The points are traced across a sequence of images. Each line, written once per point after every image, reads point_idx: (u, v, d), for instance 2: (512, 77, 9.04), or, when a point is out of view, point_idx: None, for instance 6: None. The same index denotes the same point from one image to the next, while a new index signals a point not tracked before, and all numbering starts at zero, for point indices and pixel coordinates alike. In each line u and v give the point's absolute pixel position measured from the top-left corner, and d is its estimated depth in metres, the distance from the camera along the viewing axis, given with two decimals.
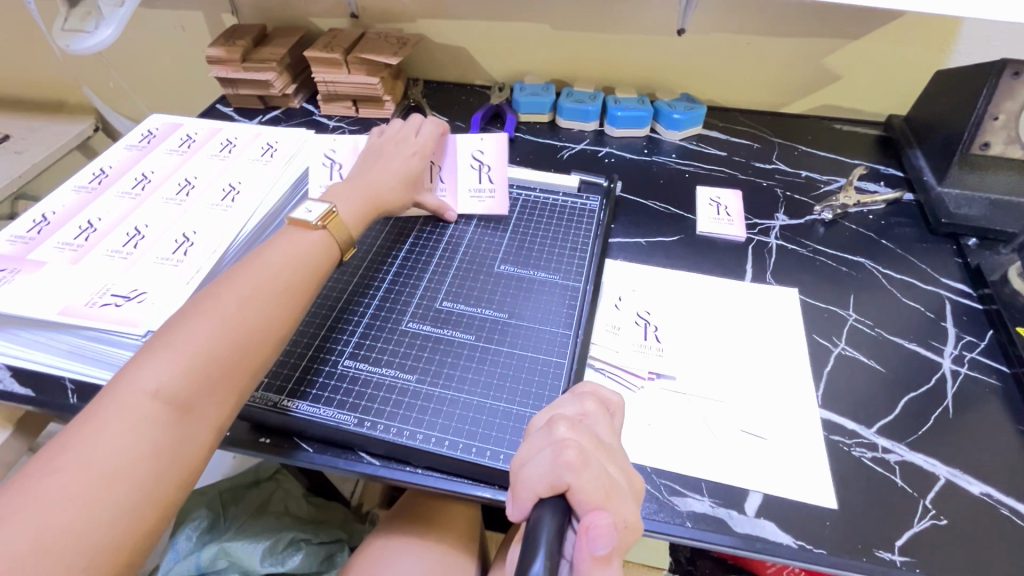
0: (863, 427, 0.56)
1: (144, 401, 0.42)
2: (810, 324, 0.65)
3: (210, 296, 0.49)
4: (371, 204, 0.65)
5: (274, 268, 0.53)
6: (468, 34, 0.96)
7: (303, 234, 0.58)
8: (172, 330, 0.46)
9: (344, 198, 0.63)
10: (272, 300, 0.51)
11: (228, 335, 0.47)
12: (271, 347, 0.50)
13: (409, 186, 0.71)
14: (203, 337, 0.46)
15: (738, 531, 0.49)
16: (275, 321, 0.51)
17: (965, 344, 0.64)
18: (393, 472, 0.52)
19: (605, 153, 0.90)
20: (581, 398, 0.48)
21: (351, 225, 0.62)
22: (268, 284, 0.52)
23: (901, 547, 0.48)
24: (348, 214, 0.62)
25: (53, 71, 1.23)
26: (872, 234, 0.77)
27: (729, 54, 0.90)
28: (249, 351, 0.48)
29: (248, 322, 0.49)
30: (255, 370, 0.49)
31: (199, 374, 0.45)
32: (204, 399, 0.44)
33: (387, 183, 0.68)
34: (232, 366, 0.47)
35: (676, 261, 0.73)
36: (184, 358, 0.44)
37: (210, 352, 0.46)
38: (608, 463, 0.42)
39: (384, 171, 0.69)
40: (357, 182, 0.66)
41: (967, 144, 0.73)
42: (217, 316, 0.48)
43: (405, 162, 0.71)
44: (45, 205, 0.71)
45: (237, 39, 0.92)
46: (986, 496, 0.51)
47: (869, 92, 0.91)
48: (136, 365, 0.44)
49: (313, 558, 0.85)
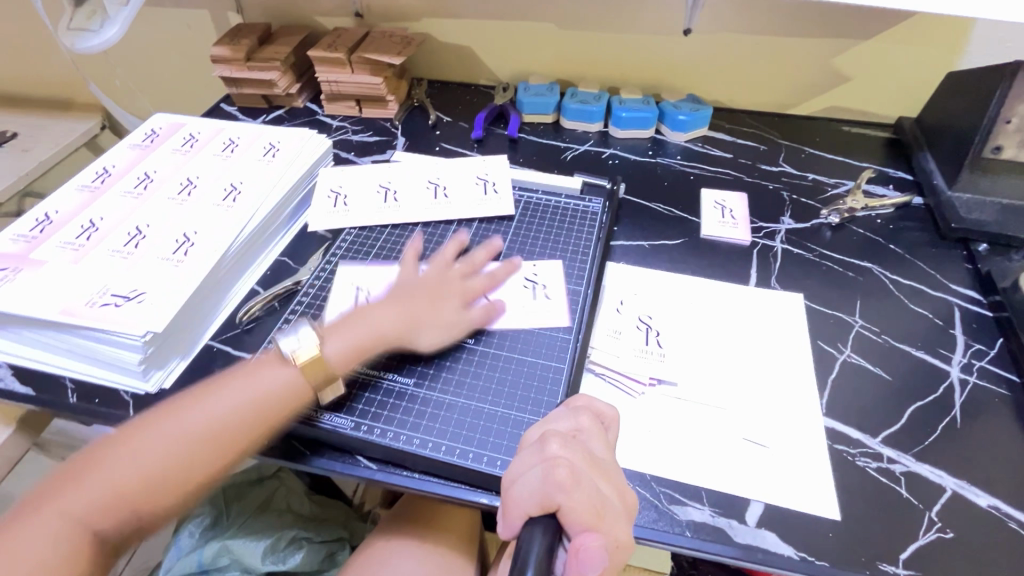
0: (868, 436, 0.55)
1: (58, 519, 0.44)
2: (816, 330, 0.64)
3: (165, 414, 0.50)
4: (369, 337, 0.57)
5: (230, 400, 0.51)
6: (472, 33, 0.96)
7: (273, 372, 0.53)
8: (116, 442, 0.48)
9: (343, 335, 0.56)
10: (218, 436, 0.50)
11: (159, 466, 0.47)
12: (201, 480, 0.49)
13: (433, 310, 0.60)
14: (134, 464, 0.47)
15: (738, 541, 0.48)
16: (216, 461, 0.50)
17: (974, 352, 0.62)
18: (390, 477, 0.52)
19: (609, 155, 0.89)
20: (575, 414, 0.48)
21: (330, 367, 0.54)
22: (216, 417, 0.50)
23: (905, 561, 0.47)
24: (337, 354, 0.55)
25: (62, 68, 1.24)
26: (880, 238, 0.75)
27: (736, 55, 0.89)
28: (170, 485, 0.48)
29: (180, 457, 0.48)
30: (178, 500, 0.48)
31: (114, 503, 0.46)
32: (111, 525, 0.45)
33: (400, 318, 0.58)
34: (144, 495, 0.47)
35: (679, 264, 0.72)
36: (108, 483, 0.46)
37: (136, 480, 0.47)
38: (601, 481, 0.41)
39: (406, 298, 0.60)
40: (371, 313, 0.59)
41: (979, 147, 0.72)
42: (155, 446, 0.48)
43: (434, 297, 0.61)
44: (48, 204, 0.72)
45: (241, 38, 0.92)
46: (993, 509, 0.50)
47: (879, 94, 0.89)
48: (70, 480, 0.46)
49: (313, 557, 0.86)
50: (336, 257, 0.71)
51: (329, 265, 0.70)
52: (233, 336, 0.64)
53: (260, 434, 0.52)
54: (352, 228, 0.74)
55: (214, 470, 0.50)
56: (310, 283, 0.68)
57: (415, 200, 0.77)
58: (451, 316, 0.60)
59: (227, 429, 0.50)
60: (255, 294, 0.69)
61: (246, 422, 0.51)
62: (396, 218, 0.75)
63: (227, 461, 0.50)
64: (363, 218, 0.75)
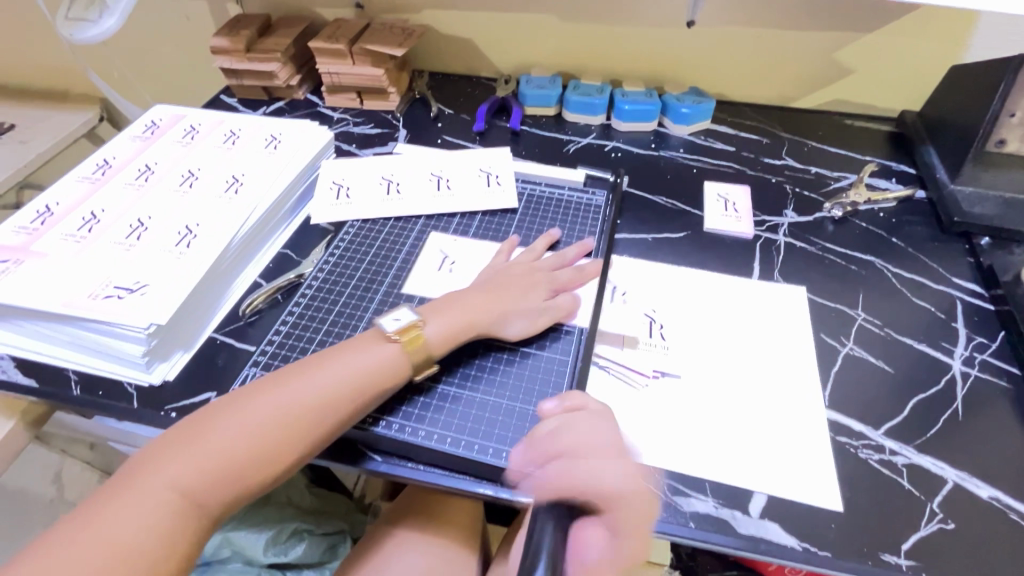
0: (870, 428, 0.56)
1: (163, 490, 0.42)
2: (819, 323, 0.65)
3: (268, 387, 0.49)
4: (466, 320, 0.57)
5: (334, 375, 0.50)
6: (474, 24, 0.95)
7: (376, 347, 0.53)
8: (218, 412, 0.47)
9: (443, 316, 0.57)
10: (321, 411, 0.49)
11: (262, 437, 0.46)
12: (302, 455, 0.48)
13: (523, 297, 0.60)
14: (239, 435, 0.46)
15: (741, 532, 0.48)
16: (317, 433, 0.48)
17: (976, 345, 0.63)
18: (394, 469, 0.52)
19: (611, 147, 0.89)
20: (581, 399, 0.49)
21: (432, 346, 0.55)
22: (321, 391, 0.49)
23: (907, 551, 0.47)
24: (438, 335, 0.56)
25: (59, 59, 1.23)
26: (882, 231, 0.75)
27: (739, 47, 0.89)
28: (275, 457, 0.46)
29: (285, 431, 0.47)
30: (279, 473, 0.47)
31: (222, 473, 0.44)
32: (219, 494, 0.44)
33: (495, 304, 0.59)
34: (251, 467, 0.45)
35: (682, 257, 0.72)
36: (212, 451, 0.45)
37: (243, 451, 0.45)
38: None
39: (498, 286, 0.61)
40: (467, 296, 0.60)
41: (982, 140, 0.72)
42: (257, 416, 0.47)
43: (528, 287, 0.61)
44: (49, 195, 0.71)
45: (241, 29, 0.91)
46: (994, 501, 0.51)
47: (882, 88, 0.89)
48: (171, 449, 0.45)
49: (314, 550, 0.88)
50: (339, 250, 0.71)
51: (332, 258, 0.70)
52: (236, 328, 0.64)
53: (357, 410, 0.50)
54: (355, 221, 0.74)
55: (315, 445, 0.48)
56: (313, 275, 0.68)
57: (418, 192, 0.77)
58: (537, 306, 0.60)
59: (329, 404, 0.49)
60: (258, 286, 0.69)
61: (349, 398, 0.50)
62: (398, 210, 0.75)
63: (329, 437, 0.49)
64: (365, 211, 0.75)
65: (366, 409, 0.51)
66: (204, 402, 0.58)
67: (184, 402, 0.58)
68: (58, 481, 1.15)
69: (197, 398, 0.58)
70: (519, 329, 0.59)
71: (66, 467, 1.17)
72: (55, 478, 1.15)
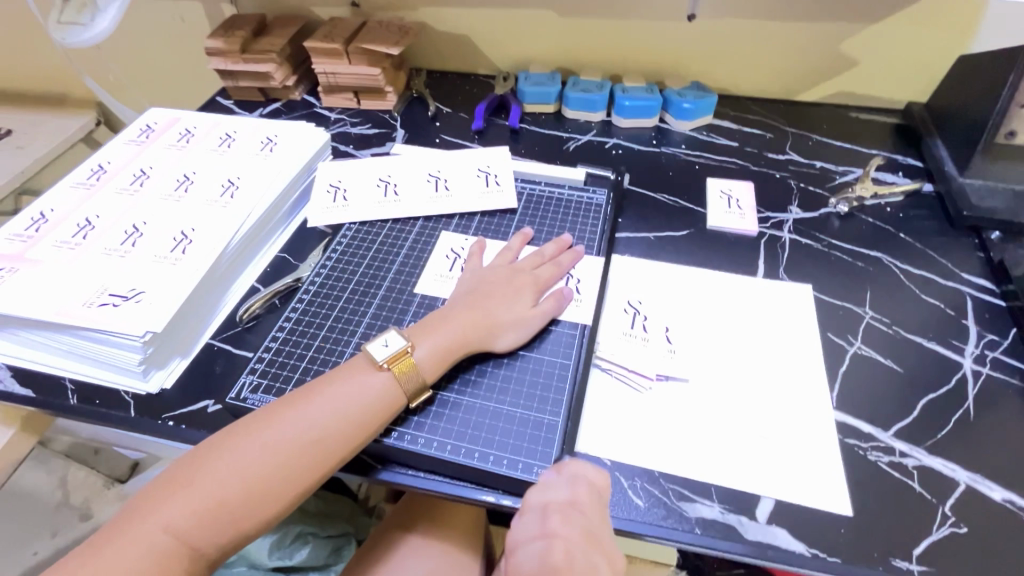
0: (880, 430, 0.54)
1: (159, 536, 0.42)
2: (825, 322, 0.63)
3: (259, 424, 0.48)
4: (456, 341, 0.55)
5: (326, 409, 0.49)
6: (471, 21, 0.94)
7: (368, 376, 0.52)
8: (216, 452, 0.46)
9: (432, 337, 0.55)
10: (316, 451, 0.47)
11: (259, 481, 0.45)
12: (297, 496, 0.47)
13: (509, 305, 0.59)
14: (228, 480, 0.44)
15: (748, 538, 0.47)
16: (314, 474, 0.47)
17: (987, 343, 0.61)
18: (396, 476, 0.52)
19: (612, 144, 0.87)
20: (572, 483, 0.46)
21: (425, 370, 0.53)
22: (313, 428, 0.48)
23: (919, 556, 0.46)
24: (428, 358, 0.54)
25: (53, 62, 1.22)
26: (890, 227, 0.74)
27: (742, 40, 0.87)
28: (270, 500, 0.45)
29: (279, 472, 0.46)
30: (274, 515, 0.46)
31: (214, 518, 0.43)
32: (214, 538, 0.43)
33: (484, 318, 0.57)
34: (245, 510, 0.44)
35: (685, 256, 0.71)
36: (207, 497, 0.44)
37: (237, 494, 0.44)
38: (596, 558, 0.44)
39: (481, 297, 0.59)
40: (455, 313, 0.57)
41: (993, 131, 0.70)
42: (255, 458, 0.45)
43: (517, 296, 0.60)
44: (44, 202, 0.71)
45: (235, 30, 0.90)
46: (1008, 503, 0.49)
47: (889, 78, 0.87)
48: (167, 492, 0.44)
49: (319, 552, 0.87)
50: (336, 253, 0.70)
51: (329, 262, 0.69)
52: (234, 334, 0.64)
53: (357, 447, 0.49)
54: (352, 224, 0.73)
55: (311, 484, 0.47)
56: (310, 280, 0.67)
57: (416, 193, 0.76)
58: (524, 313, 0.59)
59: (323, 440, 0.48)
60: (255, 291, 0.68)
61: (343, 434, 0.48)
62: (396, 212, 0.74)
63: (323, 474, 0.48)
64: (363, 213, 0.74)
65: (362, 443, 0.49)
66: (201, 410, 0.57)
67: (181, 410, 0.57)
68: (63, 485, 1.13)
69: (194, 407, 0.57)
70: (512, 341, 0.58)
71: (71, 472, 1.16)
72: (61, 483, 1.14)
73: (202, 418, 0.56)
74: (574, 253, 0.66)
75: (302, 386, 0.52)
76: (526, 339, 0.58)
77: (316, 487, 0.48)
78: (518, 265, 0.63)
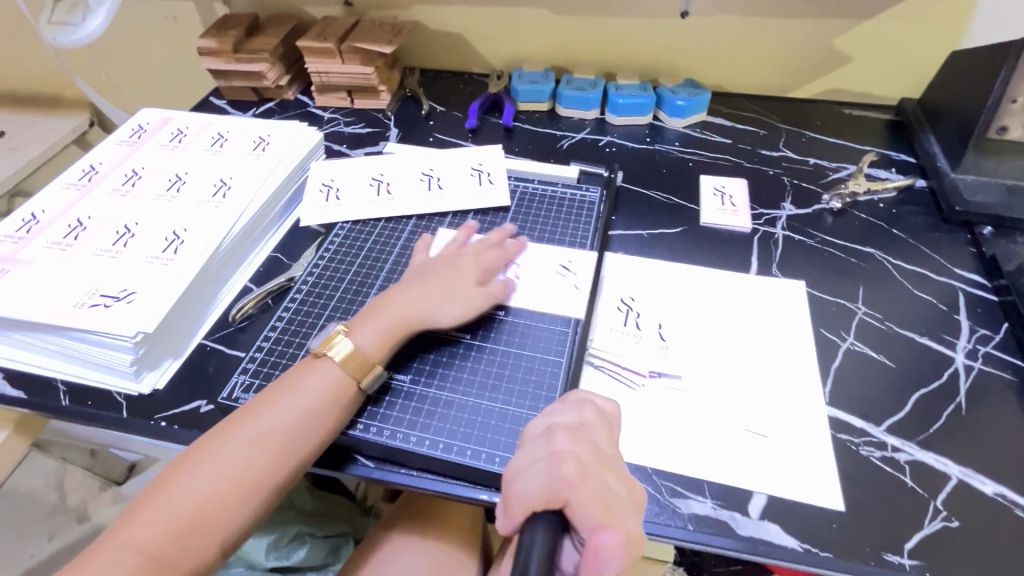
0: (872, 425, 0.55)
1: (129, 556, 0.41)
2: (818, 318, 0.63)
3: (217, 436, 0.48)
4: (394, 321, 0.56)
5: (289, 407, 0.49)
6: (464, 19, 0.94)
7: (315, 371, 0.52)
8: (177, 470, 0.46)
9: (371, 322, 0.55)
10: (278, 450, 0.48)
11: (223, 489, 0.45)
12: (266, 498, 0.47)
13: (451, 285, 0.59)
14: (193, 491, 0.44)
15: (741, 534, 0.47)
16: (280, 473, 0.47)
17: (979, 337, 0.61)
18: (389, 475, 0.52)
19: (606, 142, 0.87)
20: (579, 407, 0.46)
21: (369, 353, 0.53)
22: (271, 430, 0.48)
23: (910, 550, 0.46)
24: (369, 342, 0.54)
25: (46, 63, 1.22)
26: (883, 223, 0.74)
27: (735, 37, 0.87)
28: (240, 505, 0.45)
29: (242, 476, 0.46)
30: (247, 521, 0.46)
31: (183, 531, 0.43)
32: (187, 552, 0.43)
33: (423, 297, 0.58)
34: (216, 519, 0.44)
35: (679, 254, 0.71)
36: (174, 512, 0.43)
37: (214, 501, 0.44)
38: (607, 474, 0.40)
39: (422, 279, 0.59)
40: (395, 298, 0.58)
41: (983, 127, 0.70)
42: (216, 467, 0.45)
43: (457, 275, 0.60)
44: (35, 204, 0.70)
45: (228, 29, 0.90)
46: (999, 497, 0.49)
47: (882, 74, 0.87)
48: (132, 513, 0.43)
49: (317, 552, 0.87)
50: (329, 251, 0.70)
51: (322, 261, 0.69)
52: (227, 334, 0.63)
53: (319, 441, 0.49)
54: (345, 223, 0.73)
55: (278, 484, 0.47)
56: (303, 279, 0.67)
57: (409, 192, 0.76)
58: (466, 292, 0.59)
59: (291, 437, 0.48)
60: (249, 291, 0.68)
61: (310, 427, 0.49)
62: (390, 211, 0.74)
63: (289, 472, 0.48)
64: (356, 212, 0.74)
65: (330, 432, 0.50)
66: (194, 410, 0.57)
67: (175, 410, 0.57)
68: (59, 488, 1.13)
69: (187, 407, 0.57)
70: (455, 314, 0.58)
71: (67, 475, 1.15)
72: (58, 486, 1.13)
73: (195, 418, 0.56)
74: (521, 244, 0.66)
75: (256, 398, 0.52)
76: (473, 313, 0.59)
77: (286, 488, 0.48)
78: (459, 249, 0.64)
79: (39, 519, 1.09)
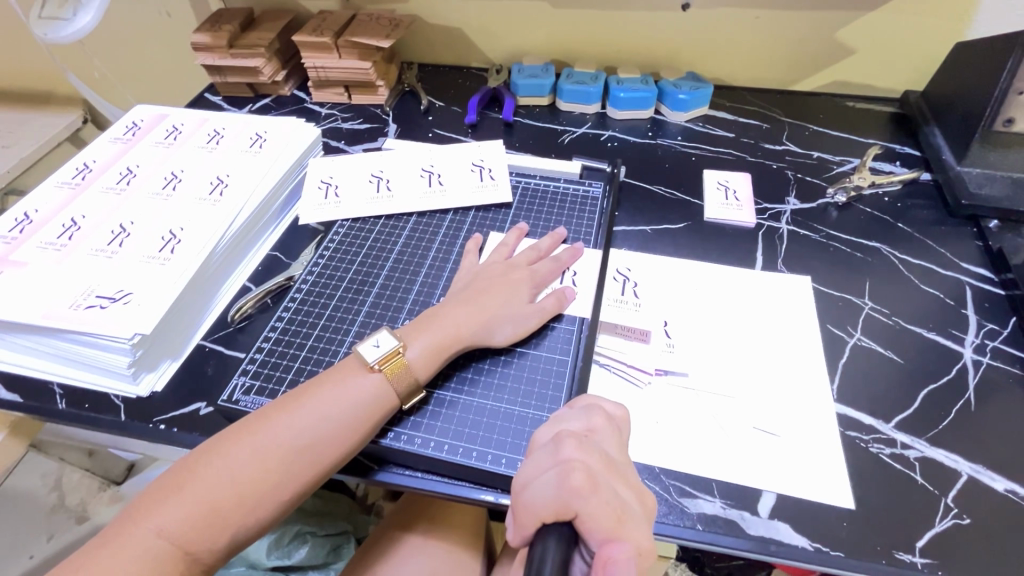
0: (881, 422, 0.54)
1: (153, 541, 0.41)
2: (825, 313, 0.63)
3: (252, 428, 0.47)
4: (450, 337, 0.54)
5: (318, 413, 0.48)
6: (462, 13, 0.92)
7: (359, 378, 0.50)
8: (208, 456, 0.45)
9: (423, 335, 0.54)
10: (311, 452, 0.47)
11: (251, 484, 0.44)
12: (291, 497, 0.46)
13: (506, 300, 0.58)
14: (221, 482, 0.44)
15: (751, 534, 0.47)
16: (308, 475, 0.46)
17: (987, 332, 0.61)
18: (392, 477, 0.51)
19: (607, 137, 0.86)
20: (588, 413, 0.45)
21: (418, 369, 0.52)
22: (308, 434, 0.47)
23: (921, 548, 0.46)
24: (420, 356, 0.53)
25: (37, 59, 1.20)
26: (888, 217, 0.73)
27: (737, 30, 0.86)
28: (266, 502, 0.45)
29: (272, 473, 0.45)
30: (270, 517, 0.45)
31: (208, 523, 0.43)
32: (209, 543, 0.42)
33: (475, 313, 0.56)
34: (239, 514, 0.44)
35: (683, 250, 0.70)
36: (200, 501, 0.43)
37: (235, 498, 0.44)
38: (618, 484, 0.39)
39: (475, 293, 0.58)
40: (447, 311, 0.56)
41: (989, 119, 0.69)
42: (246, 461, 0.45)
43: (510, 292, 0.58)
44: (28, 203, 0.69)
45: (222, 24, 0.89)
46: (1010, 493, 0.49)
47: (886, 67, 0.86)
48: (158, 498, 0.43)
49: (318, 551, 0.86)
50: (329, 250, 0.69)
51: (322, 260, 0.68)
52: (225, 334, 0.62)
53: (353, 447, 0.48)
54: (344, 221, 0.72)
55: (306, 485, 0.47)
56: (302, 278, 0.66)
57: (409, 189, 0.75)
58: (521, 308, 0.58)
59: (317, 445, 0.47)
60: (247, 290, 0.67)
61: (337, 437, 0.48)
62: (390, 208, 0.73)
63: (319, 475, 0.47)
64: (355, 210, 0.73)
65: (357, 445, 0.49)
66: (194, 412, 0.56)
67: (173, 413, 0.56)
68: (58, 488, 1.12)
69: (186, 409, 0.56)
70: (506, 334, 0.57)
71: (65, 475, 1.14)
72: (56, 485, 1.13)
73: (194, 421, 0.55)
74: (574, 251, 0.64)
75: (293, 389, 0.51)
76: (525, 333, 0.57)
77: (313, 488, 0.48)
78: (510, 261, 0.62)
79: (38, 519, 1.08)
